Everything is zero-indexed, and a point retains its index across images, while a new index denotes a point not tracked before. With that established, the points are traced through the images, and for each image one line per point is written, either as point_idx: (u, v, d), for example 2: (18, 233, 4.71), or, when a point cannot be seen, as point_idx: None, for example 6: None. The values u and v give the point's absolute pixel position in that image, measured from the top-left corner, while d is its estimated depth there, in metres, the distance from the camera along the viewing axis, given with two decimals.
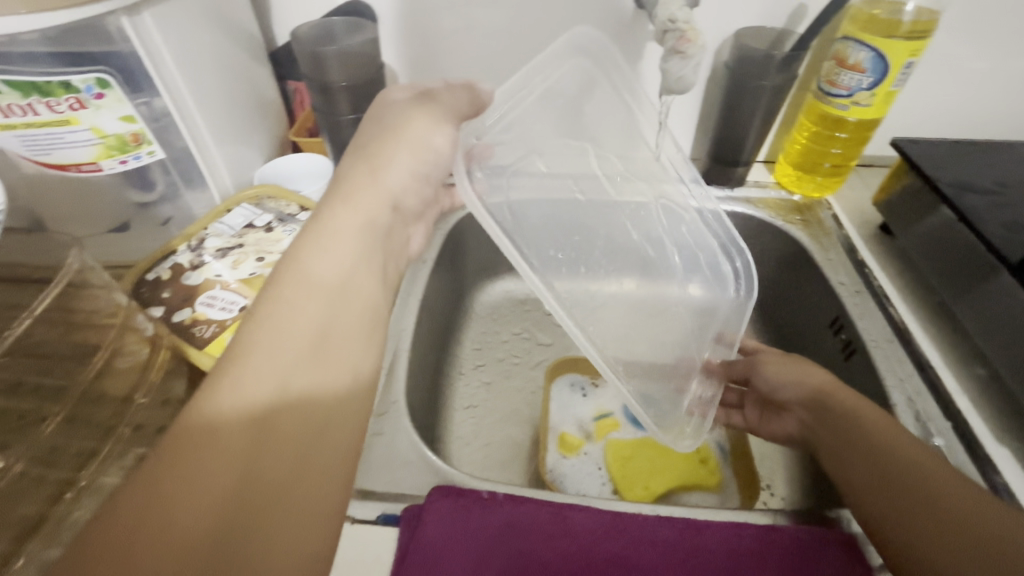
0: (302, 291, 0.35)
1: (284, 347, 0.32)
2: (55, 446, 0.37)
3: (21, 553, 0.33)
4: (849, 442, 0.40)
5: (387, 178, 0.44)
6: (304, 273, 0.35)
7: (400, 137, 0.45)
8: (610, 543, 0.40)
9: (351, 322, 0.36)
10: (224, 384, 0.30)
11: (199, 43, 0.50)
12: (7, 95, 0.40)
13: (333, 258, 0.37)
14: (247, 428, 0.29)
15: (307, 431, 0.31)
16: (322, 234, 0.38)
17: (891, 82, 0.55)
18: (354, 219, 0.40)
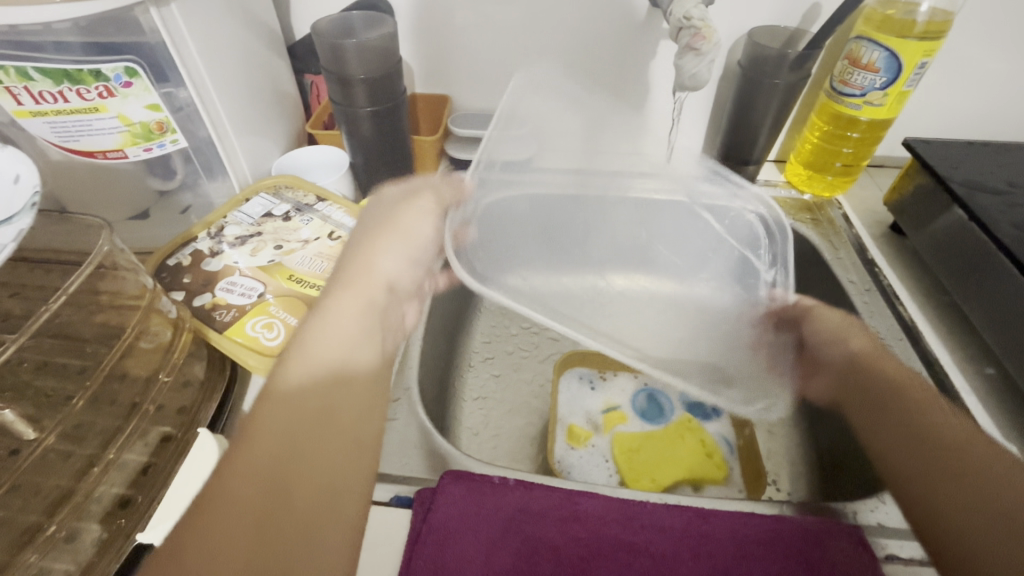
0: (306, 367, 0.33)
1: (288, 423, 0.31)
2: (82, 423, 0.37)
3: (53, 522, 0.34)
4: (884, 406, 0.42)
5: (388, 257, 0.41)
6: (308, 348, 0.34)
7: (395, 224, 0.43)
8: (619, 528, 0.41)
9: (355, 395, 0.34)
10: (233, 461, 0.29)
11: (222, 34, 0.51)
12: (40, 82, 0.41)
13: (337, 334, 0.35)
14: (255, 503, 0.27)
15: (313, 509, 0.29)
16: (329, 306, 0.37)
17: (905, 82, 0.55)
18: (355, 297, 0.38)
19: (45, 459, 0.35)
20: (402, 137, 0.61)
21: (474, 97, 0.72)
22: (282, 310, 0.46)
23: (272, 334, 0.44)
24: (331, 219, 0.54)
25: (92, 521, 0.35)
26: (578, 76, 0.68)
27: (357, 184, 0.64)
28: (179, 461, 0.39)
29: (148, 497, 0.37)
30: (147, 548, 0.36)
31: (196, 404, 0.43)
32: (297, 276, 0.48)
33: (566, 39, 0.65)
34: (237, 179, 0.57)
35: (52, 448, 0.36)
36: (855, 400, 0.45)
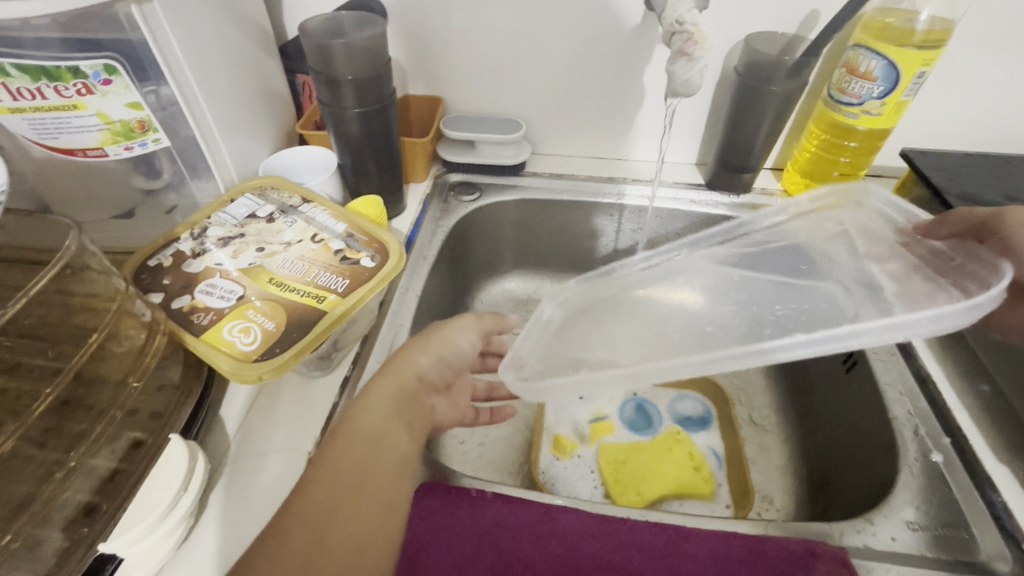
0: (351, 442, 0.37)
1: (332, 487, 0.35)
2: (48, 428, 0.36)
3: (10, 531, 0.33)
4: None
5: (423, 354, 0.44)
6: (354, 423, 0.38)
7: (434, 334, 0.46)
8: (597, 545, 0.40)
9: (387, 472, 0.37)
10: (275, 529, 0.33)
11: (206, 31, 0.50)
12: (18, 78, 0.41)
13: (373, 419, 0.38)
14: (298, 555, 0.32)
15: (345, 565, 0.33)
16: (369, 392, 0.40)
17: (903, 91, 0.54)
18: (389, 386, 0.41)
19: (8, 463, 0.34)
20: (391, 140, 0.60)
21: (467, 99, 0.71)
22: (260, 314, 0.45)
23: (249, 339, 0.43)
24: (315, 221, 0.53)
25: (54, 529, 0.35)
26: (573, 80, 0.67)
27: (346, 187, 0.63)
28: (148, 469, 0.39)
29: (113, 505, 0.37)
30: (110, 560, 0.35)
31: (169, 409, 0.42)
32: (277, 279, 0.47)
33: (561, 43, 0.64)
34: (222, 179, 0.56)
35: (15, 452, 0.34)
36: None
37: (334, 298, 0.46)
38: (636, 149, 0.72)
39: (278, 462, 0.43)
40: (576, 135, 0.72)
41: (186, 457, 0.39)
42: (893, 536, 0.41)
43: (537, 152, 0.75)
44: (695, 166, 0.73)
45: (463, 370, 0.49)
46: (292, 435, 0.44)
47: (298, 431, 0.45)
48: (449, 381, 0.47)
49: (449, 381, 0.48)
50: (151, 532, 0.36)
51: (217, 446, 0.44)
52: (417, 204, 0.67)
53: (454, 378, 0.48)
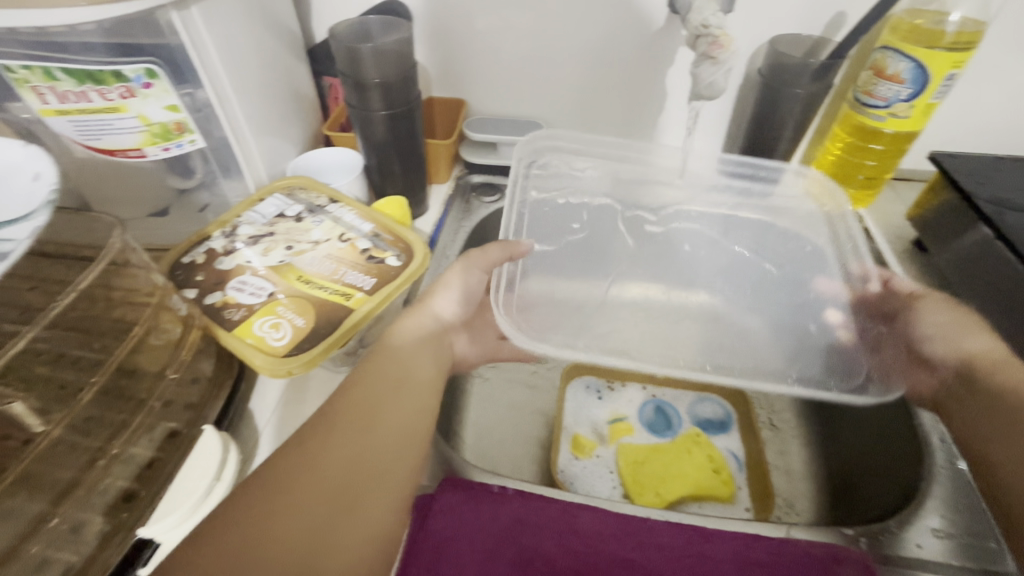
0: (386, 361, 0.42)
1: (379, 381, 0.40)
2: (90, 415, 0.38)
3: (56, 514, 0.35)
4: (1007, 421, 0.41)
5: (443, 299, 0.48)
6: (390, 348, 0.43)
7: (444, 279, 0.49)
8: (617, 544, 0.41)
9: (422, 377, 0.43)
10: (334, 407, 0.38)
11: (239, 35, 0.51)
12: (64, 82, 0.43)
13: (409, 338, 0.45)
14: (345, 443, 0.36)
15: (392, 437, 0.38)
16: (405, 318, 0.46)
17: (932, 93, 0.53)
18: (416, 319, 0.46)
19: (56, 450, 0.36)
20: (415, 142, 0.61)
21: (490, 101, 0.72)
22: (290, 311, 0.46)
23: (278, 335, 0.44)
24: (342, 221, 0.54)
25: (96, 513, 0.36)
26: (596, 83, 0.67)
27: (370, 187, 0.64)
28: (182, 460, 0.40)
29: (150, 492, 0.38)
30: (148, 545, 0.37)
31: (203, 401, 0.44)
32: (306, 277, 0.49)
33: (584, 45, 0.64)
34: (253, 180, 0.57)
35: (61, 440, 0.36)
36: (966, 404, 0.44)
37: (361, 296, 0.47)
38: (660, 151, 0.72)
39: None
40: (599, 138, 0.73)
41: (220, 446, 0.40)
42: (920, 543, 0.41)
43: None
44: None
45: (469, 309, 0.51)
46: None
47: None
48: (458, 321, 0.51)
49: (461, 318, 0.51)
50: (186, 519, 0.37)
51: (247, 437, 0.45)
52: (439, 205, 0.68)
53: (465, 316, 0.51)
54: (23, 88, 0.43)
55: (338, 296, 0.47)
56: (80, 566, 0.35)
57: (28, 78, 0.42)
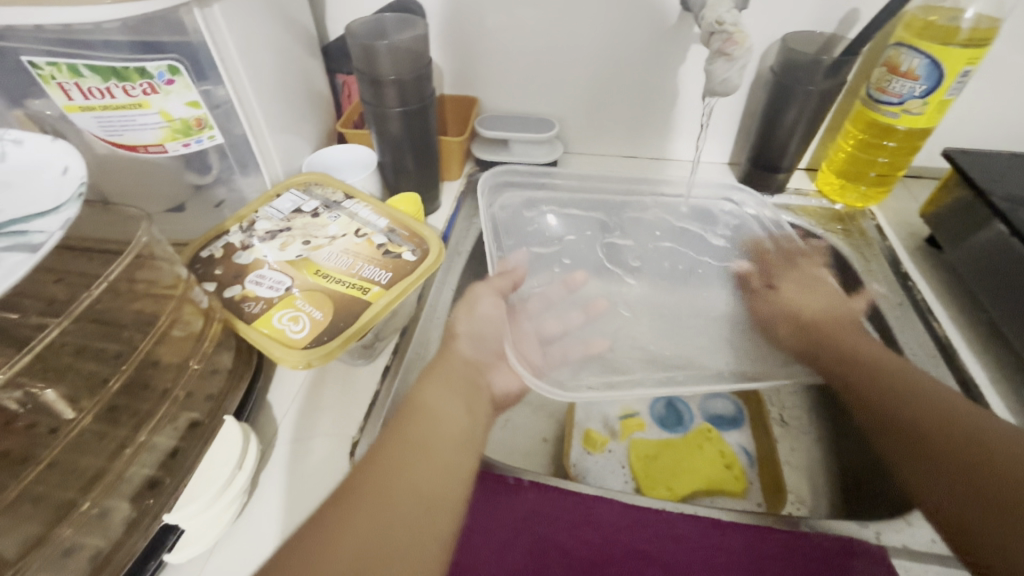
0: (410, 420, 0.39)
1: (404, 444, 0.37)
2: (116, 405, 0.39)
3: (86, 499, 0.36)
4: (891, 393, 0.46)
5: (467, 339, 0.47)
6: (415, 404, 0.41)
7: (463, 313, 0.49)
8: (632, 535, 0.42)
9: (451, 436, 0.39)
10: (355, 477, 0.35)
11: (258, 33, 0.52)
12: (89, 78, 0.44)
13: (438, 396, 0.42)
14: (362, 520, 0.32)
15: (415, 512, 0.34)
16: (430, 373, 0.44)
17: (946, 90, 0.53)
18: (442, 370, 0.44)
19: (83, 439, 0.37)
20: (429, 139, 0.62)
21: (502, 98, 0.72)
22: (308, 304, 0.46)
23: (297, 327, 0.45)
24: (358, 216, 0.54)
25: (122, 500, 0.37)
26: (608, 80, 0.68)
27: (384, 183, 0.65)
28: (204, 450, 0.41)
29: (175, 480, 0.39)
30: (172, 532, 0.38)
31: (223, 392, 0.44)
32: (323, 271, 0.49)
33: (597, 41, 0.65)
34: (269, 176, 0.58)
35: (87, 428, 0.37)
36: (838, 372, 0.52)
37: (377, 290, 0.48)
38: (671, 148, 0.73)
39: (323, 447, 0.45)
40: (610, 135, 0.73)
41: (240, 436, 0.41)
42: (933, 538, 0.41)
43: (568, 151, 0.76)
44: (727, 165, 0.73)
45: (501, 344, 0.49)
46: (336, 420, 0.46)
47: (342, 417, 0.47)
48: (493, 359, 0.49)
49: (497, 351, 0.49)
50: (209, 506, 0.38)
51: (265, 429, 0.46)
52: (451, 201, 0.69)
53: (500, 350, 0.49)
54: (49, 85, 0.44)
55: (353, 290, 0.48)
56: (107, 552, 0.35)
57: (54, 75, 0.43)
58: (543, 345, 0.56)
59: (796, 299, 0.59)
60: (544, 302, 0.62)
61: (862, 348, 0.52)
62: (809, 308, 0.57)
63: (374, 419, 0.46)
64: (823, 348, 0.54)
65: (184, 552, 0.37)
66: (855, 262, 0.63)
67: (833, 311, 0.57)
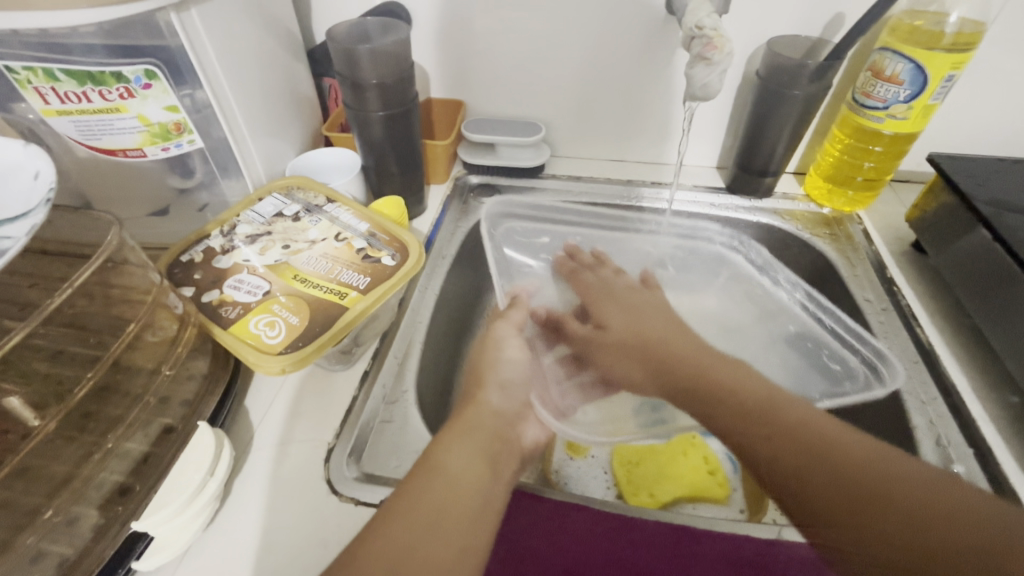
0: (430, 485, 0.36)
1: (416, 516, 0.34)
2: (87, 411, 0.39)
3: (50, 506, 0.35)
4: (805, 446, 0.39)
5: (495, 393, 0.44)
6: (436, 463, 0.37)
7: (489, 365, 0.46)
8: (608, 542, 0.41)
9: (467, 509, 0.36)
10: (358, 555, 0.32)
11: (239, 35, 0.52)
12: (65, 83, 0.43)
13: (459, 457, 0.38)
14: None
15: None
16: (453, 429, 0.41)
17: (931, 95, 0.53)
18: (468, 428, 0.41)
19: (49, 445, 0.37)
20: (413, 143, 0.62)
21: (489, 101, 0.72)
22: (285, 309, 0.46)
23: (274, 332, 0.45)
24: (339, 220, 0.54)
25: (91, 507, 0.37)
26: (593, 84, 0.67)
27: (369, 187, 0.65)
28: (175, 455, 0.41)
29: (145, 487, 0.39)
30: (142, 538, 0.38)
31: (198, 397, 0.44)
32: (302, 275, 0.49)
33: (581, 45, 0.64)
34: (251, 180, 0.58)
35: (56, 434, 0.37)
36: (720, 411, 0.44)
37: (355, 294, 0.48)
38: (658, 152, 0.72)
39: (300, 452, 0.44)
40: (596, 137, 0.73)
41: (213, 443, 0.40)
42: None
43: (556, 154, 0.76)
44: (715, 169, 0.73)
45: (527, 392, 0.48)
46: (313, 425, 0.46)
47: (319, 422, 0.46)
48: (522, 408, 0.47)
49: (524, 399, 0.47)
50: (178, 514, 0.38)
51: (241, 434, 0.46)
52: (437, 205, 0.69)
53: (527, 398, 0.48)
54: (25, 89, 0.44)
55: (332, 295, 0.47)
56: (73, 560, 0.35)
57: (30, 79, 0.43)
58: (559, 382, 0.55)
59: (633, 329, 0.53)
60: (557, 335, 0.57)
61: (716, 377, 0.46)
62: (644, 333, 0.52)
63: (351, 424, 0.46)
64: (673, 383, 0.48)
65: (153, 559, 0.37)
66: (843, 268, 0.62)
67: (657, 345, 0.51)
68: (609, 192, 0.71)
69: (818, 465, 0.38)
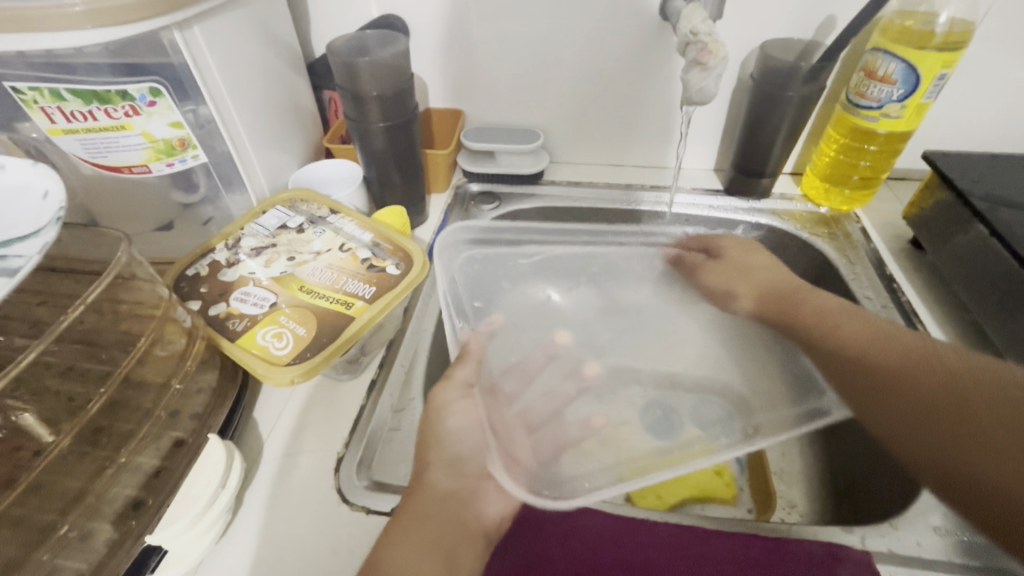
0: None
1: None
2: (98, 426, 0.39)
3: (64, 522, 0.36)
4: (875, 346, 0.45)
5: (439, 473, 0.42)
6: (380, 568, 0.35)
7: (432, 439, 0.43)
8: (615, 548, 0.42)
9: None
10: None
11: (241, 51, 0.53)
12: (71, 102, 0.44)
13: (404, 558, 0.36)
14: None
15: None
16: (399, 524, 0.38)
17: (923, 94, 0.54)
18: (415, 522, 0.38)
19: (65, 459, 0.38)
20: (414, 153, 0.62)
21: (488, 110, 0.73)
22: (292, 321, 0.47)
23: (281, 344, 0.45)
24: (343, 231, 0.55)
25: (105, 522, 0.37)
26: (592, 90, 0.68)
27: (371, 198, 0.65)
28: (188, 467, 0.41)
29: (158, 499, 0.39)
30: (157, 550, 0.38)
31: (208, 410, 0.44)
32: (308, 286, 0.49)
33: (578, 53, 0.65)
34: (255, 193, 0.58)
35: (69, 450, 0.38)
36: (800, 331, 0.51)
37: (361, 304, 0.48)
38: (656, 155, 0.73)
39: (309, 462, 0.45)
40: (595, 143, 0.73)
41: (223, 456, 0.41)
42: (918, 541, 0.41)
43: (555, 159, 0.76)
44: (713, 171, 0.73)
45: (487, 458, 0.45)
46: (322, 436, 0.46)
47: (327, 432, 0.47)
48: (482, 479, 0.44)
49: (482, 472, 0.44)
50: (191, 527, 0.38)
51: (251, 447, 0.46)
52: (438, 213, 0.69)
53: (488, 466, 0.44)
54: (32, 109, 0.44)
55: (337, 306, 0.48)
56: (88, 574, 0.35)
57: (36, 99, 0.44)
58: (529, 434, 0.50)
59: (772, 279, 0.55)
60: (523, 377, 0.54)
61: (804, 296, 0.52)
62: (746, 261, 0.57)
63: (359, 434, 0.47)
64: (770, 308, 0.54)
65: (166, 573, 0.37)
66: (844, 269, 0.62)
67: (773, 277, 0.55)
68: (609, 197, 0.72)
69: (892, 362, 0.44)
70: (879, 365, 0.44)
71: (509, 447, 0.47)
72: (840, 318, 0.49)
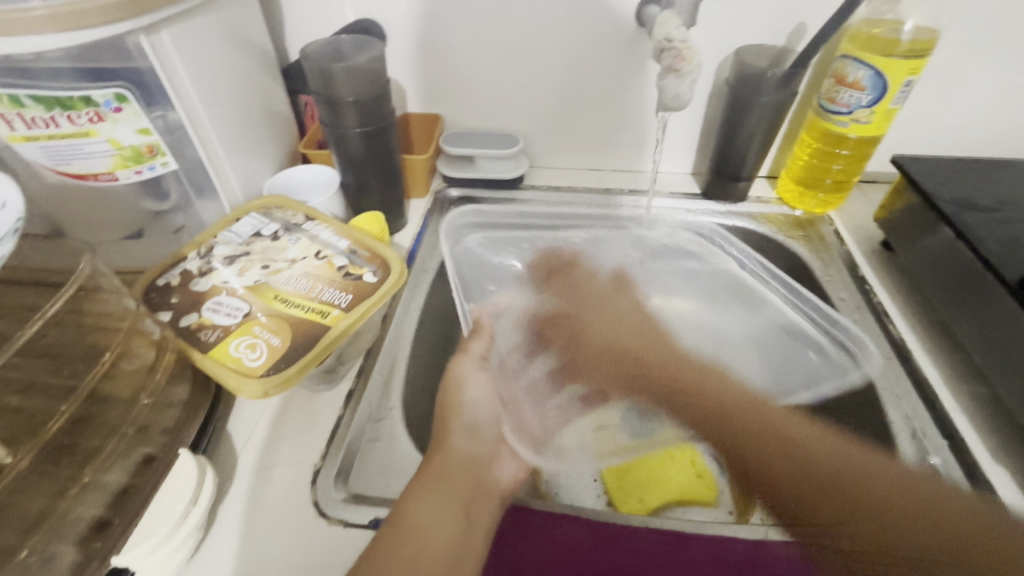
0: (404, 538, 0.35)
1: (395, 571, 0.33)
2: (62, 443, 0.38)
3: (25, 546, 0.34)
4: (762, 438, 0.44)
5: (462, 434, 0.44)
6: (407, 519, 0.36)
7: (454, 408, 0.45)
8: (598, 553, 0.42)
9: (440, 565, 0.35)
10: None
11: (212, 56, 0.52)
12: (32, 108, 0.43)
13: (429, 510, 0.38)
14: None
15: None
16: (426, 476, 0.40)
17: (892, 99, 0.55)
18: (440, 478, 0.40)
19: (26, 480, 0.36)
20: (391, 159, 0.62)
21: (467, 115, 0.73)
22: (266, 331, 0.46)
23: (255, 355, 0.44)
24: (319, 238, 0.54)
25: (70, 543, 0.36)
26: (569, 96, 0.69)
27: (349, 204, 0.64)
28: (157, 484, 0.39)
29: (124, 521, 0.37)
30: None
31: (179, 424, 0.43)
32: (283, 295, 0.49)
33: (555, 58, 0.65)
34: (228, 200, 0.57)
35: (30, 471, 0.36)
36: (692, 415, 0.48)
37: (337, 313, 0.47)
38: (635, 160, 0.74)
39: (285, 475, 0.44)
40: (575, 148, 0.74)
41: (195, 471, 0.40)
42: None
43: (535, 164, 0.76)
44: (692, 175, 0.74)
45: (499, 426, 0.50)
46: (298, 448, 0.46)
47: (305, 444, 0.46)
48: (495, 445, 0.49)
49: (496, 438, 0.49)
50: (161, 546, 0.37)
51: (226, 461, 0.45)
52: (417, 219, 0.69)
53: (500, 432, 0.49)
54: None
55: (314, 315, 0.47)
56: None
57: None
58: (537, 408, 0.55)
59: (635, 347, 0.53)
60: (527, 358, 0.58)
61: (677, 374, 0.50)
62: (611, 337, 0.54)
63: (337, 445, 0.46)
64: (642, 387, 0.51)
65: None
66: (819, 271, 0.63)
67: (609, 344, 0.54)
68: (589, 201, 0.72)
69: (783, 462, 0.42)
70: (779, 461, 0.42)
71: (519, 417, 0.53)
72: (735, 412, 0.46)
